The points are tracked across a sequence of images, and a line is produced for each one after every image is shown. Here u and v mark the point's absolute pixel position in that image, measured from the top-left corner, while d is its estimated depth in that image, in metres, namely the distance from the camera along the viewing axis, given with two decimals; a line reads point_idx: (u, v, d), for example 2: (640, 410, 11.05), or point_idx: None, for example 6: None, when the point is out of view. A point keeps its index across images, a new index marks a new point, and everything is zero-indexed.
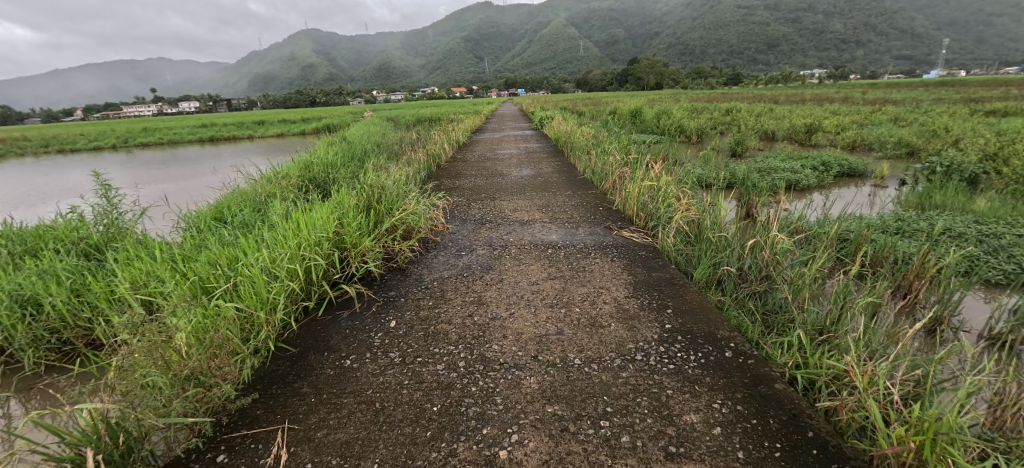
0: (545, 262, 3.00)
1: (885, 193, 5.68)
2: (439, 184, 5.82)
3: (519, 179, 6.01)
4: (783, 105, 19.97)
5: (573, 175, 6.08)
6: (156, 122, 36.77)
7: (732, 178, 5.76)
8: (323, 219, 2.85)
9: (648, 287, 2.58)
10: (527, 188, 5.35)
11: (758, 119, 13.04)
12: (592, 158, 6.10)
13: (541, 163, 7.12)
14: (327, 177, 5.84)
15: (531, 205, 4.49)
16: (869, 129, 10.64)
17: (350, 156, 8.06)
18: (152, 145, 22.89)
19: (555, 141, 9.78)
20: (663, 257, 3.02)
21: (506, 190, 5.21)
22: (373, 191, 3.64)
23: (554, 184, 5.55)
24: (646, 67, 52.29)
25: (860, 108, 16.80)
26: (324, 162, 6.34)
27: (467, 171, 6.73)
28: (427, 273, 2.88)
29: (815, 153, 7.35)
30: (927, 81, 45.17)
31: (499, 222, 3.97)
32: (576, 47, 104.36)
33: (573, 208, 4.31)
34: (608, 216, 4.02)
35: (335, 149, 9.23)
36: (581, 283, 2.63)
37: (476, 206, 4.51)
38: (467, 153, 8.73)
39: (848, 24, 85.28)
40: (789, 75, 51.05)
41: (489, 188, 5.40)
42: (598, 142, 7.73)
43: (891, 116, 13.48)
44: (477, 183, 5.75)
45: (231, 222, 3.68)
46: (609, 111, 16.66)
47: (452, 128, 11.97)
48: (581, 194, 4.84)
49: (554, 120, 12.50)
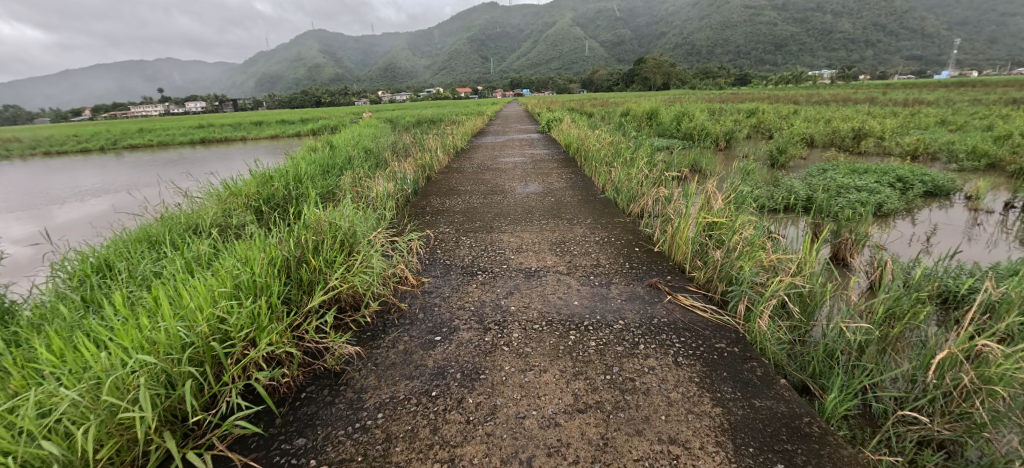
0: (566, 365, 1.85)
1: (988, 219, 4.48)
2: (425, 204, 4.72)
3: (524, 197, 4.88)
4: (807, 106, 18.51)
5: (590, 193, 4.92)
6: (152, 122, 35.90)
7: (792, 201, 4.58)
8: (195, 296, 1.73)
9: (759, 443, 1.41)
10: (534, 212, 4.22)
11: (789, 121, 11.79)
12: (615, 173, 4.95)
13: (550, 175, 6.00)
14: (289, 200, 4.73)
15: (541, 242, 3.34)
16: (924, 133, 9.33)
17: (328, 166, 6.93)
18: (141, 147, 21.88)
19: (565, 146, 8.64)
20: (760, 358, 1.86)
21: (507, 216, 4.07)
22: (310, 230, 2.50)
23: (568, 207, 4.38)
24: (653, 67, 50.85)
25: (896, 109, 15.32)
26: (288, 178, 5.22)
27: (461, 186, 5.59)
28: (370, 390, 1.74)
29: (878, 165, 6.15)
30: (948, 82, 43.22)
31: (496, 272, 2.83)
32: (582, 47, 102.94)
33: (597, 249, 3.17)
34: (651, 264, 2.86)
35: (315, 156, 8.10)
36: (636, 431, 1.48)
37: (467, 243, 3.39)
38: (465, 161, 7.64)
39: (860, 23, 83.25)
40: (801, 75, 49.58)
41: (486, 212, 4.25)
42: (618, 150, 6.57)
43: (937, 118, 12.10)
44: (472, 205, 4.60)
45: (115, 275, 2.58)
46: (621, 112, 15.49)
47: (451, 132, 10.87)
48: (605, 225, 3.70)
49: (563, 122, 11.37)
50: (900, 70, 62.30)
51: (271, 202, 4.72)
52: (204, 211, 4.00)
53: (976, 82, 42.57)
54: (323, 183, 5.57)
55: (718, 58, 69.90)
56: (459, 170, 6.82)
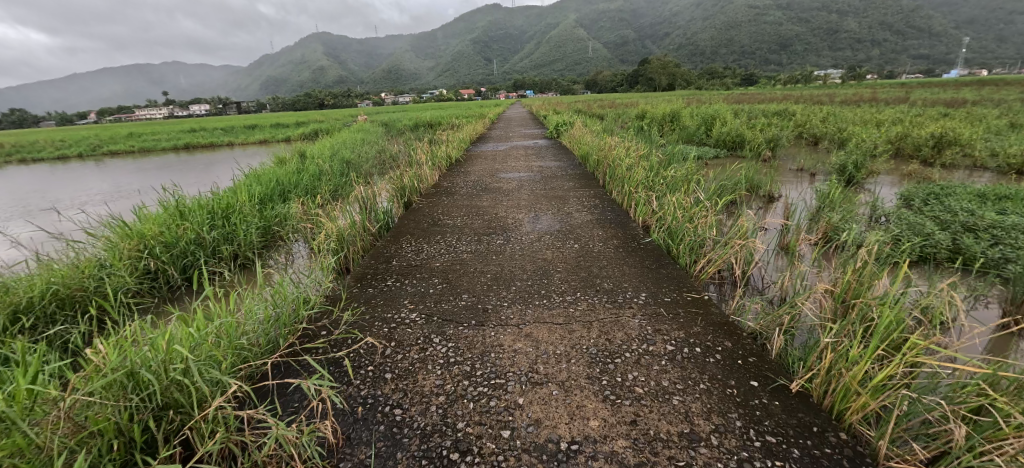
0: None
1: None
2: (391, 252, 3.31)
3: (531, 238, 3.46)
4: (835, 106, 16.91)
5: (629, 236, 3.43)
6: (141, 126, 34.58)
7: (931, 250, 3.12)
8: None
9: None
10: (552, 271, 2.76)
11: (834, 125, 10.26)
12: (664, 210, 3.53)
13: (566, 202, 4.57)
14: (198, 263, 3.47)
15: (569, 355, 1.89)
16: (1010, 139, 7.77)
17: (282, 193, 5.52)
18: (120, 153, 20.46)
19: (578, 157, 7.22)
20: None
21: (509, 285, 2.60)
22: (43, 419, 1.13)
23: (602, 261, 2.91)
24: (658, 67, 49.22)
25: (942, 110, 13.67)
26: (203, 218, 3.82)
27: (448, 218, 4.14)
28: None
29: (1000, 186, 4.64)
30: (966, 80, 41.45)
31: (486, 460, 1.39)
32: (585, 47, 101.37)
33: (680, 382, 1.69)
34: (801, 438, 1.42)
35: (274, 171, 6.62)
36: None
37: (443, 353, 1.96)
38: (460, 177, 6.27)
39: (869, 21, 81.26)
40: (810, 75, 47.97)
41: (475, 275, 2.78)
42: (653, 166, 5.16)
43: (1004, 120, 10.50)
44: (459, 256, 3.14)
45: None
46: (637, 114, 14.03)
47: (447, 139, 9.48)
48: (671, 309, 2.24)
49: (574, 127, 9.96)
50: (912, 70, 60.48)
51: (164, 261, 3.33)
52: (41, 291, 2.64)
53: (994, 81, 40.90)
54: (258, 221, 4.18)
55: (723, 58, 68.18)
56: (449, 191, 5.36)
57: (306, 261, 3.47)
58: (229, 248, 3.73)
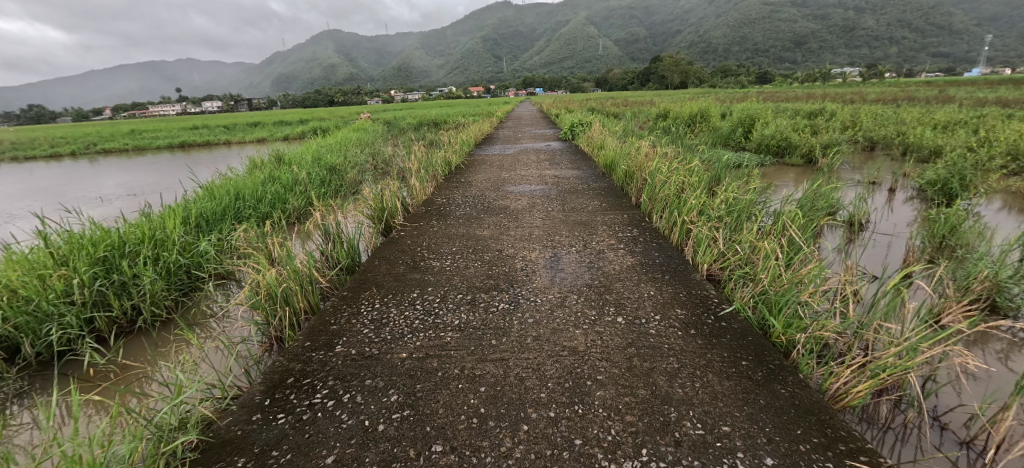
0: None
1: None
2: (340, 324, 2.21)
3: (548, 302, 2.32)
4: (872, 105, 15.59)
5: (700, 301, 2.28)
6: (145, 123, 34.01)
7: None
8: None
9: None
10: (591, 387, 1.64)
11: (889, 128, 9.02)
12: (751, 266, 2.38)
13: (595, 234, 3.42)
14: (70, 337, 2.40)
15: None
16: None
17: (235, 215, 4.45)
18: (114, 152, 19.67)
19: (601, 164, 6.08)
20: None
21: (518, 420, 1.50)
22: None
23: (670, 361, 1.78)
24: (671, 65, 47.83)
25: (1000, 110, 12.26)
26: (92, 258, 2.76)
27: (435, 257, 3.02)
28: None
29: None
30: (997, 77, 39.45)
31: None
32: (595, 45, 99.82)
33: None
34: None
35: (241, 180, 5.55)
36: None
37: None
38: (459, 189, 5.18)
39: (891, 17, 78.54)
40: (829, 73, 46.30)
41: (461, 387, 1.69)
42: (704, 183, 4.02)
43: None
44: (440, 337, 2.03)
45: None
46: (659, 112, 12.85)
47: (449, 140, 8.43)
48: None
49: (593, 127, 8.83)
50: (934, 67, 58.29)
51: (15, 329, 2.29)
52: None
53: (1022, 80, 39.06)
54: (177, 257, 3.12)
55: (738, 55, 66.26)
56: (443, 211, 4.26)
57: (225, 337, 2.40)
58: (125, 301, 2.67)
